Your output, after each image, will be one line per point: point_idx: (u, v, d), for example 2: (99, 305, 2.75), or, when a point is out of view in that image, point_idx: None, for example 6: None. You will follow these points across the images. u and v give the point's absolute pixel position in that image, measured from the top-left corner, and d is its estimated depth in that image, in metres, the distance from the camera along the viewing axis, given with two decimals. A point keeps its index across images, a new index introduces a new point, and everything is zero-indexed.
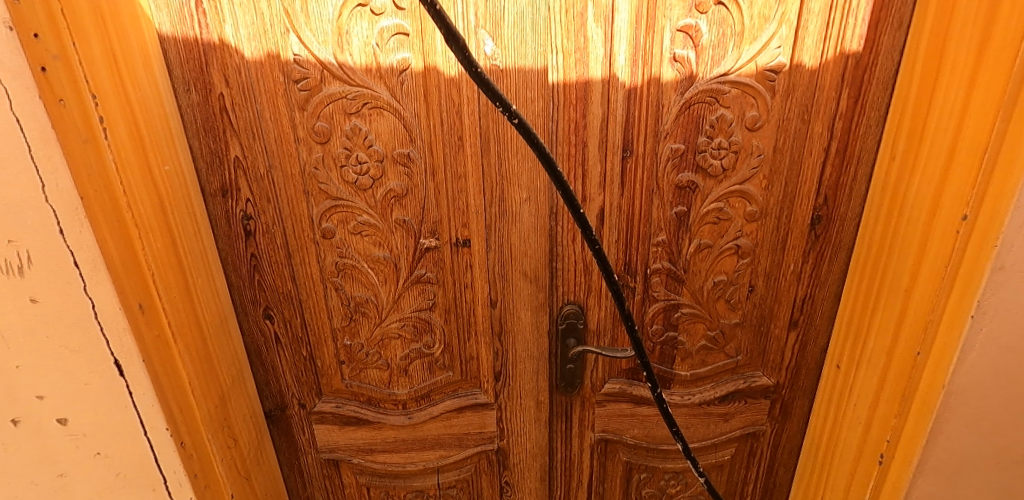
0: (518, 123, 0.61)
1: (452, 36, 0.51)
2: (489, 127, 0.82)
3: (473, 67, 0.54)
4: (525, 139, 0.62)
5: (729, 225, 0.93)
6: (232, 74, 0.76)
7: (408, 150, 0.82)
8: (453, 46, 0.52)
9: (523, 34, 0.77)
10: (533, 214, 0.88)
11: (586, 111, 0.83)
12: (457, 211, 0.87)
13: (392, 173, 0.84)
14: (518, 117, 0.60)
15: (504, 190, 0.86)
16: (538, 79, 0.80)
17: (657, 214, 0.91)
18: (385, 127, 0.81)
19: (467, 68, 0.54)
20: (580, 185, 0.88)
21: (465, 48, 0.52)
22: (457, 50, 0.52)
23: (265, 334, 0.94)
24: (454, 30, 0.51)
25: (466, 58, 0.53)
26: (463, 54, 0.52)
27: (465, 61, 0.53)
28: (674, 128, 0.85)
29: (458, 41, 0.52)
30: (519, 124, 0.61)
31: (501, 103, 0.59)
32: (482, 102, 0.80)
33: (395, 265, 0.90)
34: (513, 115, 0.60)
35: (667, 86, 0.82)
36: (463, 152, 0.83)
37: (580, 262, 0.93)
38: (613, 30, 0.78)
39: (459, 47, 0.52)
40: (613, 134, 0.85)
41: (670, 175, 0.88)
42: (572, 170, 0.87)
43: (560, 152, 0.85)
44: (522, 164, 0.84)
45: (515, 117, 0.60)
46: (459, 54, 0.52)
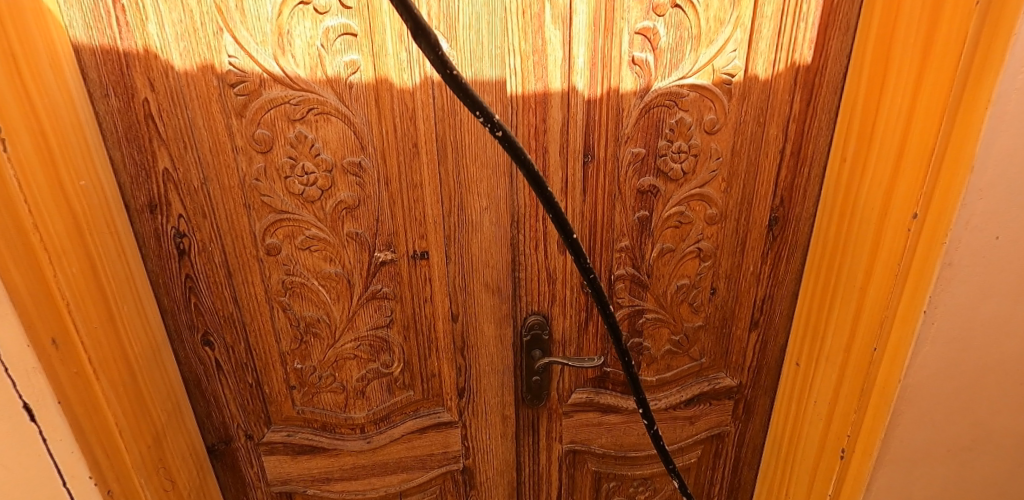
0: (502, 135, 0.56)
1: (422, 32, 0.46)
2: (445, 133, 0.78)
3: (448, 70, 0.49)
4: (509, 152, 0.58)
5: (690, 228, 0.93)
6: (158, 77, 0.68)
7: (359, 158, 0.77)
8: (424, 43, 0.47)
9: (480, 35, 0.74)
10: (495, 223, 0.84)
11: (546, 116, 0.80)
12: (414, 221, 0.83)
13: (341, 183, 0.78)
14: (502, 129, 0.56)
15: (463, 199, 0.82)
16: (496, 81, 0.76)
17: (621, 220, 0.90)
18: (332, 134, 0.75)
19: (441, 71, 0.49)
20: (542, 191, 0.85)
21: (437, 46, 0.47)
22: (427, 48, 0.47)
23: (205, 361, 0.86)
24: (423, 24, 0.46)
25: (439, 60, 0.48)
26: (437, 55, 0.47)
27: (438, 62, 0.48)
28: (635, 132, 0.84)
29: (430, 39, 0.46)
30: (503, 136, 0.56)
31: (481, 112, 0.54)
32: (437, 106, 0.76)
33: (349, 281, 0.85)
34: (496, 127, 0.55)
35: (627, 90, 0.81)
36: (418, 160, 0.79)
37: (544, 271, 0.90)
38: (572, 32, 0.76)
39: (432, 46, 0.47)
40: (574, 139, 0.83)
41: (632, 180, 0.87)
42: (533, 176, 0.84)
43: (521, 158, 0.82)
44: (482, 171, 0.81)
45: (498, 130, 0.55)
46: (430, 53, 0.47)
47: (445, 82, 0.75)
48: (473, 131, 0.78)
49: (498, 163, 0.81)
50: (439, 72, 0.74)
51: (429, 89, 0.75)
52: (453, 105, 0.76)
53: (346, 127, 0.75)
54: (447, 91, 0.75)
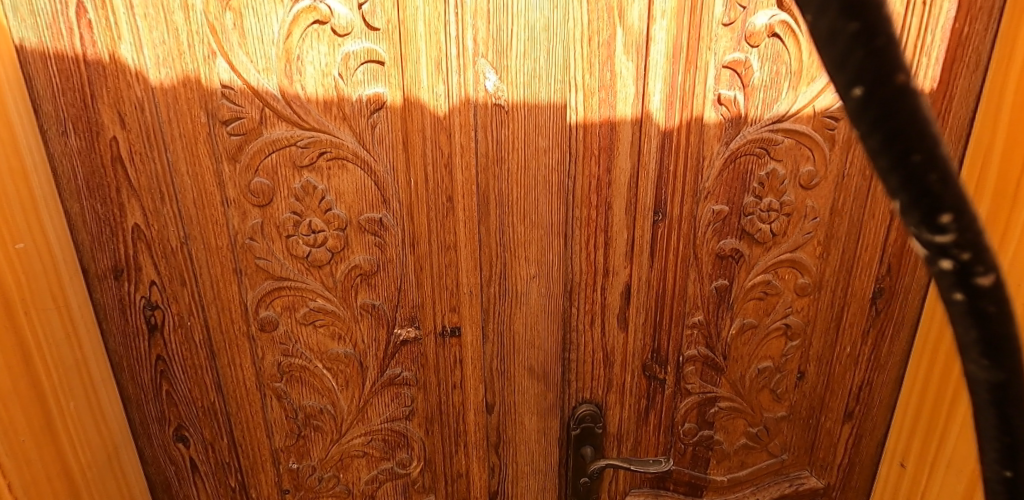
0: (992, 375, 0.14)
1: None
2: (489, 185, 0.63)
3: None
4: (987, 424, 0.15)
5: (777, 300, 0.76)
6: (132, 112, 0.54)
7: (380, 215, 0.62)
8: None
9: (537, 65, 0.59)
10: (544, 294, 0.69)
11: (612, 164, 0.65)
12: (445, 291, 0.66)
13: (357, 244, 0.63)
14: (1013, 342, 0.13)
15: (507, 264, 0.67)
16: (553, 121, 0.62)
17: (693, 290, 0.74)
18: (349, 184, 0.61)
19: None
20: (601, 255, 0.69)
21: None
22: None
23: (176, 462, 0.68)
24: None
25: None
26: None
27: None
28: (717, 186, 0.69)
29: None
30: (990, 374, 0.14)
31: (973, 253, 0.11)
32: (479, 151, 0.61)
33: (360, 362, 0.68)
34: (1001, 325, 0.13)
35: (710, 134, 0.66)
36: (454, 216, 0.63)
37: (599, 352, 0.74)
38: (648, 64, 0.62)
39: None
40: (643, 193, 0.67)
41: (710, 242, 0.71)
42: (591, 238, 0.68)
43: (578, 215, 0.66)
44: (531, 232, 0.66)
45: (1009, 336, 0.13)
46: None
47: (491, 122, 0.60)
48: (523, 183, 0.63)
49: (552, 222, 0.66)
50: (485, 110, 0.60)
51: (472, 131, 0.60)
52: (499, 151, 0.62)
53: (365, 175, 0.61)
54: (492, 132, 0.61)
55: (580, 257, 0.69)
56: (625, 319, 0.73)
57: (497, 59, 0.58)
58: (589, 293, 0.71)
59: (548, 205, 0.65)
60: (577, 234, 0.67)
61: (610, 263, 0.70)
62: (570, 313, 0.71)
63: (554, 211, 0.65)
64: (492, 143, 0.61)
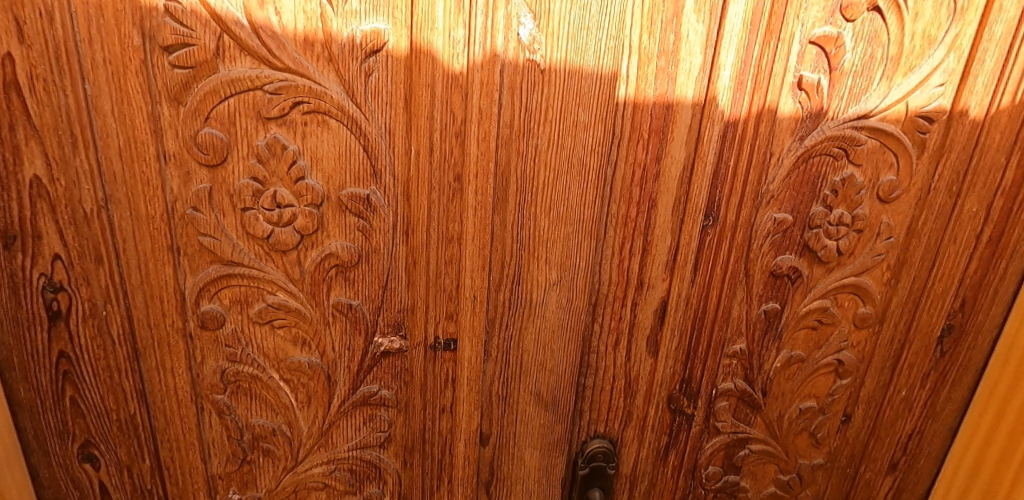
0: None
1: None
2: (510, 164, 0.50)
3: None
4: None
5: (831, 331, 0.65)
6: (33, 20, 0.39)
7: (367, 191, 0.49)
8: None
9: (585, 15, 0.46)
10: (564, 307, 0.57)
11: (662, 152, 0.52)
12: (442, 293, 0.53)
13: (335, 226, 0.49)
14: None
15: (523, 265, 0.54)
16: (597, 91, 0.49)
17: (738, 313, 0.61)
18: (329, 147, 0.47)
19: None
20: (636, 263, 0.56)
21: None
22: None
23: (81, 487, 0.53)
24: None
25: None
26: None
27: None
28: (783, 190, 0.57)
29: None
30: None
31: None
32: (501, 120, 0.48)
33: (328, 375, 0.54)
34: None
35: (783, 125, 0.54)
36: (461, 202, 0.50)
37: (620, 379, 0.61)
38: (722, 30, 0.49)
39: None
40: (695, 191, 0.54)
41: (765, 257, 0.59)
42: (627, 241, 0.55)
43: (615, 211, 0.54)
44: (556, 228, 0.53)
45: None
46: None
47: (522, 84, 0.47)
48: (552, 165, 0.51)
49: (582, 219, 0.53)
50: (514, 67, 0.47)
51: (495, 93, 0.47)
52: (528, 122, 0.49)
53: (352, 136, 0.47)
54: (521, 97, 0.48)
55: (611, 264, 0.56)
56: (657, 342, 0.60)
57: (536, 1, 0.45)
58: (616, 308, 0.58)
59: (580, 196, 0.53)
60: (610, 235, 0.55)
61: (646, 274, 0.57)
62: (591, 330, 0.58)
63: (586, 206, 0.53)
64: (519, 111, 0.48)
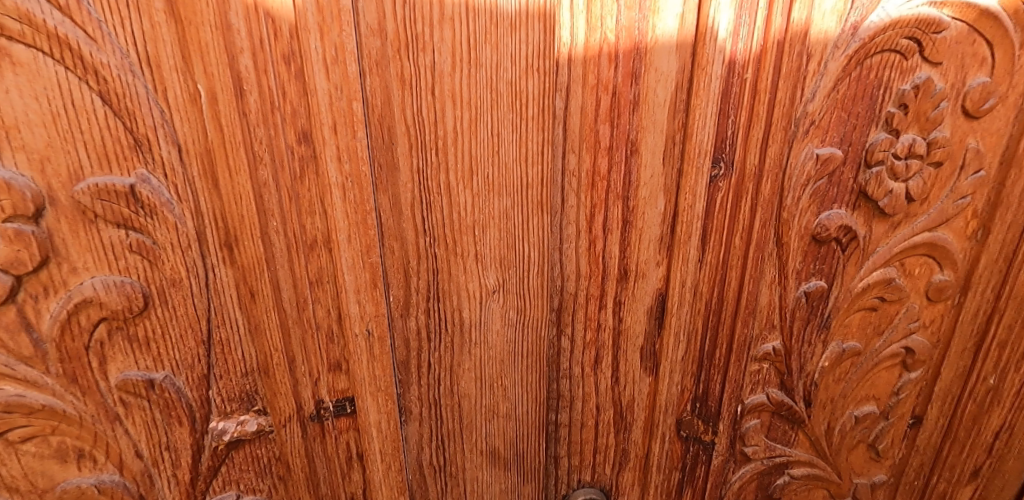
0: None
1: None
2: (390, 105, 0.30)
3: None
4: None
5: (896, 310, 0.46)
6: None
7: (140, 178, 0.26)
8: None
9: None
10: (510, 322, 0.38)
11: (637, 68, 0.33)
12: (315, 330, 0.33)
13: (82, 253, 0.26)
14: None
15: (439, 267, 0.35)
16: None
17: (768, 301, 0.43)
18: (22, 102, 0.23)
19: None
20: (615, 243, 0.38)
21: None
22: None
23: None
24: None
25: None
26: None
27: None
28: (825, 113, 0.37)
29: None
30: None
31: None
32: (363, 26, 0.27)
33: (140, 497, 0.32)
34: None
35: (827, 9, 0.34)
36: (318, 175, 0.29)
37: (606, 411, 0.43)
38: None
39: None
40: (696, 126, 0.35)
41: (803, 217, 0.40)
42: (599, 212, 0.37)
43: (577, 168, 0.35)
44: (484, 205, 0.34)
45: None
46: None
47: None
48: (463, 101, 0.31)
49: (524, 187, 0.34)
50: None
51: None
52: (410, 28, 0.28)
53: (70, 75, 0.23)
54: None
55: (579, 249, 0.38)
56: (657, 353, 0.42)
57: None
58: (591, 313, 0.40)
59: (515, 151, 0.33)
60: (574, 204, 0.36)
61: (632, 258, 0.39)
62: (558, 347, 0.40)
63: (527, 165, 0.34)
64: (396, 8, 0.27)
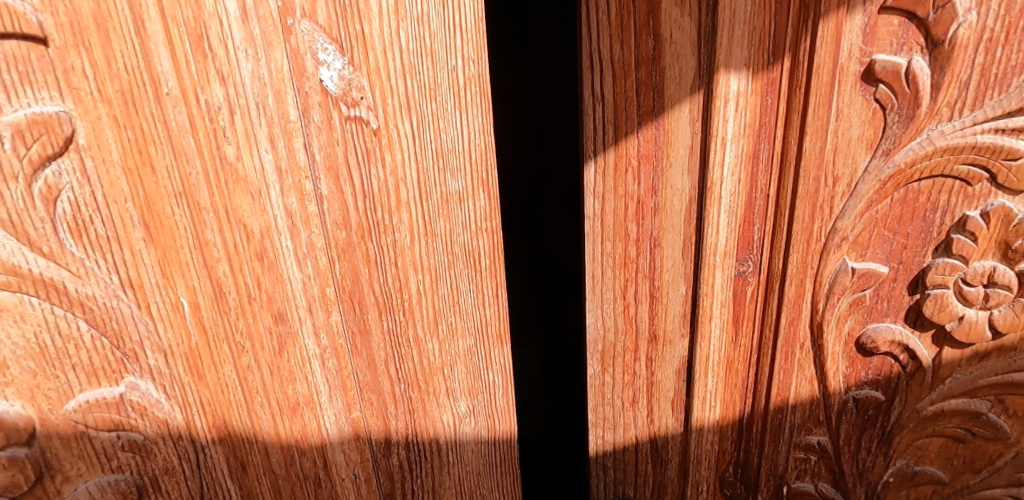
0: None
1: None
2: (360, 282, 0.31)
3: None
4: None
5: (996, 450, 0.38)
6: None
7: (129, 387, 0.27)
8: None
9: (423, 29, 0.28)
10: (480, 440, 0.39)
11: (656, 181, 0.37)
12: (303, 483, 0.33)
13: (75, 461, 0.27)
14: None
15: (413, 408, 0.35)
16: (466, 145, 0.31)
17: (808, 398, 0.41)
18: (9, 341, 0.24)
19: None
20: (643, 311, 0.41)
21: None
22: None
23: None
24: None
25: None
26: None
27: None
28: (864, 229, 0.35)
29: None
30: None
31: None
32: (330, 220, 0.29)
33: None
34: None
35: (854, 136, 0.33)
36: (294, 351, 0.30)
37: (643, 443, 0.46)
38: (741, 14, 0.31)
39: None
40: (710, 235, 0.37)
41: (839, 325, 0.37)
42: (630, 287, 0.40)
43: (611, 250, 0.39)
44: (451, 348, 0.35)
45: None
46: None
47: (346, 160, 0.28)
48: (424, 265, 0.32)
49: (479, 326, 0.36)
50: (330, 133, 0.28)
51: (306, 181, 0.28)
52: (373, 214, 0.30)
53: (57, 307, 0.24)
54: (354, 179, 0.29)
55: (616, 309, 0.41)
56: (692, 408, 0.43)
57: (330, 21, 0.26)
58: (627, 362, 0.43)
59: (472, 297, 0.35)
60: (609, 276, 0.40)
61: (660, 325, 0.41)
62: (600, 380, 0.44)
63: (485, 305, 0.36)
64: (358, 201, 0.29)
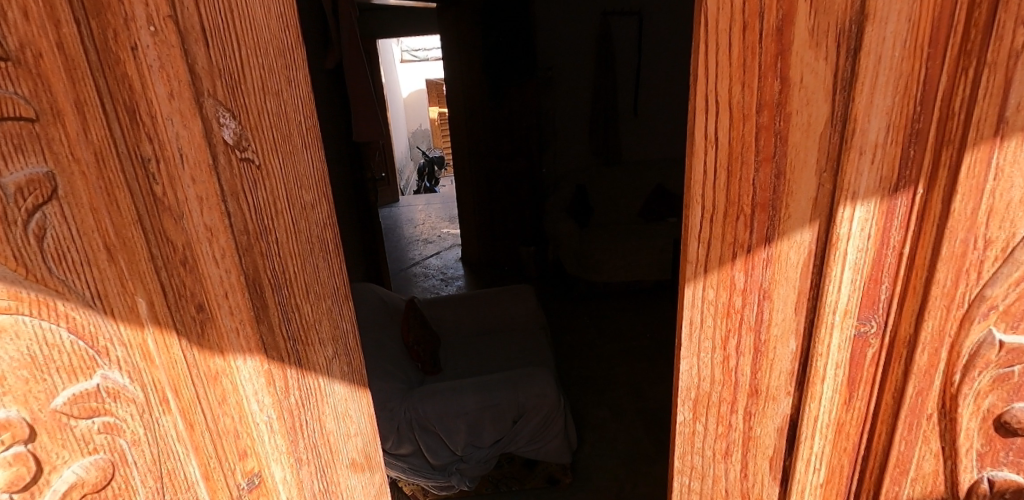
0: None
1: None
2: (259, 269, 0.41)
3: None
4: None
5: None
6: None
7: (106, 375, 0.35)
8: None
9: (282, 100, 0.41)
10: (345, 373, 0.51)
11: (772, 232, 0.41)
12: (224, 437, 0.42)
13: (60, 451, 0.34)
14: None
15: (301, 356, 0.45)
16: (313, 172, 0.45)
17: (933, 472, 0.45)
18: (8, 353, 0.31)
19: None
20: (747, 363, 0.46)
21: None
22: None
23: None
24: None
25: None
26: None
27: None
28: (1017, 298, 0.37)
29: None
30: None
31: None
32: (235, 227, 0.39)
33: None
34: None
35: (1015, 197, 0.35)
36: (215, 329, 0.40)
37: (737, 494, 0.53)
38: (890, 67, 0.34)
39: None
40: (827, 292, 0.41)
41: (979, 400, 0.40)
42: (733, 336, 0.45)
43: (716, 297, 0.44)
44: (318, 308, 0.47)
45: None
46: None
47: (243, 187, 0.39)
48: (296, 253, 0.44)
49: (333, 286, 0.48)
50: (231, 171, 0.38)
51: (218, 204, 0.38)
52: (263, 222, 0.40)
53: (43, 322, 0.32)
54: (247, 199, 0.39)
55: (714, 358, 0.47)
56: (791, 460, 0.49)
57: (225, 96, 0.37)
58: (723, 413, 0.49)
59: (329, 268, 0.48)
60: (710, 324, 0.46)
61: (762, 381, 0.46)
62: (691, 427, 0.51)
63: (330, 279, 0.48)
64: (251, 213, 0.39)
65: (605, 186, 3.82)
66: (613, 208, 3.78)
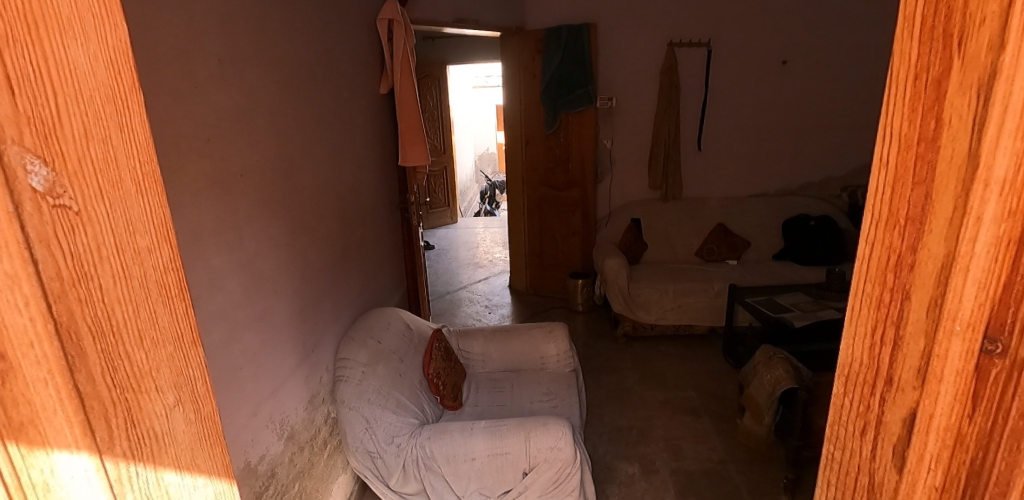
0: None
1: None
2: (74, 318, 0.38)
3: None
4: None
5: None
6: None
7: None
8: None
9: (111, 147, 0.39)
10: (189, 422, 0.49)
11: (918, 237, 0.36)
12: None
13: None
14: None
15: (131, 409, 0.43)
16: (151, 216, 0.43)
17: None
18: None
19: None
20: (885, 356, 0.40)
21: None
22: None
23: None
24: None
25: None
26: None
27: None
28: None
29: None
30: None
31: None
32: (43, 275, 0.36)
33: None
34: None
35: None
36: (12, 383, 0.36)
37: (866, 474, 0.43)
38: (1017, 109, 0.29)
39: None
40: (953, 302, 0.34)
41: None
42: (876, 327, 0.40)
43: (868, 289, 0.40)
44: (156, 355, 0.44)
45: None
46: None
47: (55, 231, 0.36)
48: (127, 298, 0.41)
49: (176, 332, 0.46)
50: (39, 219, 0.35)
51: (20, 250, 0.34)
52: (79, 267, 0.38)
53: None
54: (59, 242, 0.36)
55: (859, 344, 0.42)
56: (907, 462, 0.39)
57: (33, 142, 0.35)
58: (863, 396, 0.42)
59: (171, 317, 0.46)
60: (860, 309, 0.41)
61: (894, 374, 0.39)
62: (839, 400, 0.45)
63: (172, 325, 0.46)
64: (65, 259, 0.37)
65: (661, 222, 3.64)
66: (667, 246, 3.59)
